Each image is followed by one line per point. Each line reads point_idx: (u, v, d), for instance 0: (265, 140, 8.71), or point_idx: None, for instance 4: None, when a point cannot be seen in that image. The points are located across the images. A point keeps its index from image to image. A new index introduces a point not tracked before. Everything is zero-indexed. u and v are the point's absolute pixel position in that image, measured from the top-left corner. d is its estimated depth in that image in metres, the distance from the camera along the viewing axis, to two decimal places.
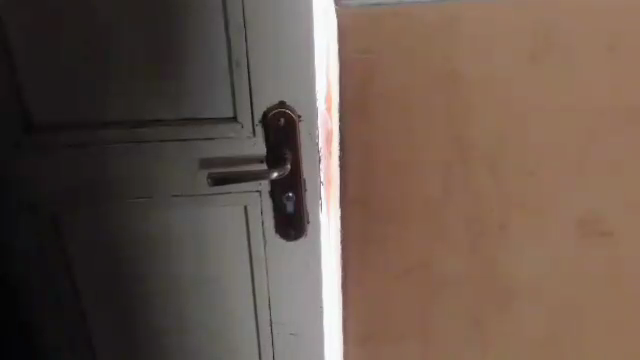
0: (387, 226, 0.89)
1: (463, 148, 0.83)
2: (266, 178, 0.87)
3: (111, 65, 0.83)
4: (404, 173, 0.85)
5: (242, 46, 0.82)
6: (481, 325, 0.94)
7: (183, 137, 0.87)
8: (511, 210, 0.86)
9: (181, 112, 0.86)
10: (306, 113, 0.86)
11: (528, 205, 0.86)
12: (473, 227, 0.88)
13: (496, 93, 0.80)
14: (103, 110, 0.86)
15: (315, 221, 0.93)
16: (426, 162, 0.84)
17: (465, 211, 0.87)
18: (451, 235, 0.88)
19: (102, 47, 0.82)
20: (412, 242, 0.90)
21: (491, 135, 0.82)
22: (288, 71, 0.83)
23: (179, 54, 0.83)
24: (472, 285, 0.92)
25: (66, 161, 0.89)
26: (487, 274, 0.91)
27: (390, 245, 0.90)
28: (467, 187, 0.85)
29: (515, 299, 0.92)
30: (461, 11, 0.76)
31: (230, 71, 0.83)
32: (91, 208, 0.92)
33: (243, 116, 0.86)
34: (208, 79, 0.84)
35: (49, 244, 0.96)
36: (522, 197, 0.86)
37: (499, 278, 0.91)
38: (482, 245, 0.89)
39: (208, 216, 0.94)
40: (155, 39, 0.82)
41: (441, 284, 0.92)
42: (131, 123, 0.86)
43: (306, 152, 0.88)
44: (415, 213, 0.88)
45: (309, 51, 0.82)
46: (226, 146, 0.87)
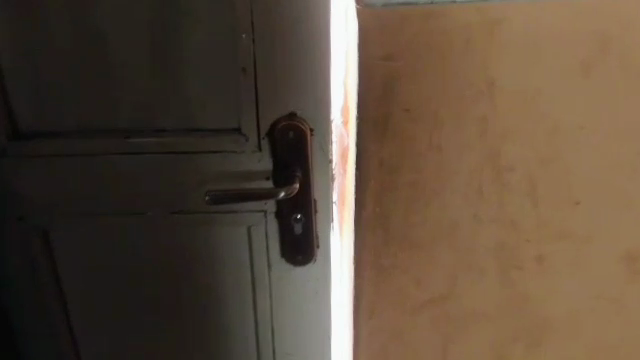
0: (397, 256, 0.88)
1: (488, 161, 0.82)
2: (271, 198, 0.76)
3: (104, 67, 0.74)
4: (412, 193, 0.84)
5: (249, 48, 0.72)
6: (504, 350, 0.94)
7: (182, 148, 0.77)
8: (536, 232, 0.86)
9: (181, 120, 0.76)
10: (322, 126, 0.76)
11: (552, 227, 0.86)
12: (505, 256, 0.88)
13: (528, 111, 0.80)
14: (98, 117, 0.77)
15: (326, 246, 0.84)
16: (451, 188, 0.84)
17: (486, 246, 0.87)
18: (468, 259, 0.88)
19: (94, 47, 0.73)
20: (423, 276, 0.89)
21: (517, 149, 0.82)
22: (303, 78, 0.73)
23: (181, 56, 0.73)
24: (482, 308, 0.91)
25: (52, 174, 0.79)
26: (508, 302, 0.91)
27: (400, 280, 0.90)
28: (502, 211, 0.85)
29: (529, 325, 0.92)
30: (503, 12, 0.76)
31: (235, 76, 0.73)
32: (84, 224, 0.83)
33: (247, 127, 0.76)
34: (211, 85, 0.74)
35: (34, 264, 0.87)
36: (545, 232, 0.86)
37: (523, 305, 0.91)
38: (499, 270, 0.89)
39: (208, 237, 0.84)
40: (152, 42, 0.72)
41: (441, 313, 0.91)
42: (124, 132, 0.77)
43: (317, 169, 0.78)
44: (430, 244, 0.87)
45: (325, 54, 0.72)
46: (230, 161, 0.77)
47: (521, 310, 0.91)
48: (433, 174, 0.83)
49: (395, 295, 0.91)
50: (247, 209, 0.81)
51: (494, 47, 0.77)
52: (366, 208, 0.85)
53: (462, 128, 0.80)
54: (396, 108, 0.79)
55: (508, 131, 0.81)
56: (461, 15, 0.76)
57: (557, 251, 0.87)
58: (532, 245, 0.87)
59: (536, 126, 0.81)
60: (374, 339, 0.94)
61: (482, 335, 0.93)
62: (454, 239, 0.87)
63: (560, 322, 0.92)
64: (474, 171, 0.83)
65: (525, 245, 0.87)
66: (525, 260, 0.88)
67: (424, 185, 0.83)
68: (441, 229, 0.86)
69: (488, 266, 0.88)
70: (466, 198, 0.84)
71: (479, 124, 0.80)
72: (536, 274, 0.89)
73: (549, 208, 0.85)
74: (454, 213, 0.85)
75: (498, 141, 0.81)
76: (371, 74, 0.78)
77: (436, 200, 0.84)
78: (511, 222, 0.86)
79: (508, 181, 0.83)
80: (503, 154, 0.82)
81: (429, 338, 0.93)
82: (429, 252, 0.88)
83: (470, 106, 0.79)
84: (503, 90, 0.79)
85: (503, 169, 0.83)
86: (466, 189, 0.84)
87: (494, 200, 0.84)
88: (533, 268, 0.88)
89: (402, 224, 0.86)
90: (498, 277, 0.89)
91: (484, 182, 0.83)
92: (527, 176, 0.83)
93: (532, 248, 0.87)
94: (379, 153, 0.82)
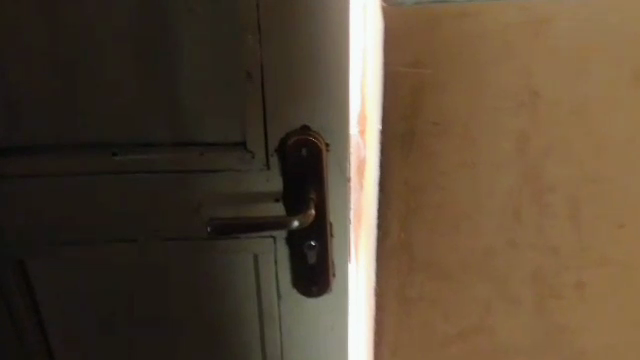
0: (421, 287, 0.78)
1: (526, 180, 0.72)
2: (285, 227, 0.67)
3: (87, 76, 0.65)
4: (440, 216, 0.74)
5: (255, 51, 0.62)
6: None
7: (178, 165, 0.68)
8: (578, 258, 0.76)
9: (177, 134, 0.67)
10: (340, 141, 0.66)
11: (596, 252, 0.76)
12: (542, 286, 0.78)
13: (573, 124, 0.70)
14: (80, 132, 0.67)
15: (343, 276, 0.74)
16: (484, 210, 0.74)
17: (521, 274, 0.78)
18: (501, 289, 0.79)
19: (75, 54, 0.63)
20: (451, 307, 0.79)
21: (562, 167, 0.72)
22: (317, 87, 0.63)
23: (176, 62, 0.64)
24: (515, 344, 0.81)
25: (29, 199, 0.70)
26: (544, 337, 0.80)
27: (425, 312, 0.80)
28: (540, 235, 0.75)
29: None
30: (548, 13, 0.65)
31: (239, 84, 0.64)
32: (67, 255, 0.74)
33: (254, 143, 0.66)
34: (210, 94, 0.65)
35: (9, 300, 0.77)
36: (588, 259, 0.76)
37: (562, 340, 0.80)
38: (535, 301, 0.79)
39: (209, 265, 0.74)
40: (142, 46, 0.63)
41: (469, 348, 0.81)
42: (111, 149, 0.67)
43: (334, 190, 0.69)
44: (458, 273, 0.77)
45: (343, 59, 0.62)
46: (233, 180, 0.68)
47: (560, 346, 0.80)
48: (465, 195, 0.73)
49: (420, 330, 0.81)
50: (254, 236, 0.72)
51: (538, 52, 0.67)
52: (390, 235, 0.75)
53: (499, 143, 0.70)
54: (423, 121, 0.69)
55: (551, 147, 0.71)
56: (502, 15, 0.65)
57: (601, 280, 0.77)
58: (574, 273, 0.77)
59: (583, 141, 0.70)
60: None
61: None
62: (485, 266, 0.77)
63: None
64: (511, 192, 0.73)
65: (566, 273, 0.77)
66: (564, 290, 0.78)
67: (455, 207, 0.73)
68: (471, 256, 0.76)
69: (524, 296, 0.79)
70: (501, 221, 0.75)
71: (518, 139, 0.70)
72: (578, 306, 0.78)
73: (594, 232, 0.75)
74: (487, 238, 0.76)
75: (539, 159, 0.71)
76: (396, 83, 0.68)
77: (468, 224, 0.74)
78: (551, 249, 0.76)
79: (547, 203, 0.74)
80: (545, 173, 0.72)
81: None
82: (457, 281, 0.78)
83: (508, 119, 0.69)
84: (547, 101, 0.69)
85: (543, 191, 0.73)
86: (503, 212, 0.74)
87: (532, 222, 0.75)
88: (574, 299, 0.78)
89: (428, 251, 0.76)
90: (534, 308, 0.79)
91: (523, 204, 0.74)
92: (571, 197, 0.73)
93: (572, 275, 0.77)
94: (404, 173, 0.72)
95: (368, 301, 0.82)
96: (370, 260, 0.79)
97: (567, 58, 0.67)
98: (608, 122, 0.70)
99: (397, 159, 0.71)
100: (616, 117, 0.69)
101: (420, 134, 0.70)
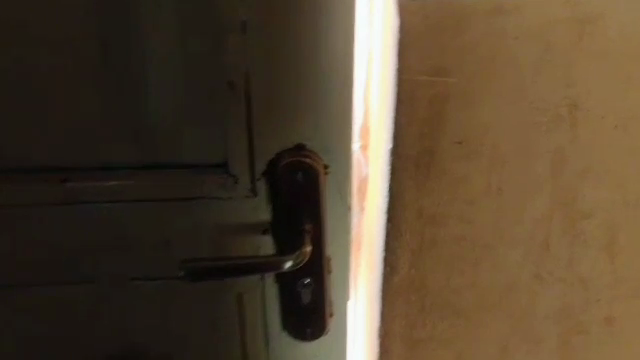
0: (431, 324, 0.67)
1: (557, 206, 0.63)
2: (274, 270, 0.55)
3: (22, 81, 0.51)
4: (456, 246, 0.64)
5: (237, 54, 0.50)
6: None
7: (142, 192, 0.55)
8: (610, 291, 0.66)
9: (139, 154, 0.54)
10: (341, 163, 0.55)
11: (630, 283, 0.66)
12: (567, 321, 0.67)
13: (609, 141, 0.61)
14: (18, 150, 0.54)
15: (342, 318, 0.62)
16: (505, 238, 0.64)
17: (546, 309, 0.67)
18: (521, 326, 0.68)
19: (8, 53, 0.50)
20: (464, 347, 0.68)
21: (595, 189, 0.62)
22: (313, 97, 0.51)
23: (138, 66, 0.51)
24: None
25: None
26: None
27: (435, 353, 0.68)
28: (569, 266, 0.65)
29: None
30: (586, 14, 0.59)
31: (216, 93, 0.51)
32: (10, 292, 0.62)
33: (237, 165, 0.54)
34: (181, 105, 0.52)
35: None
36: (620, 291, 0.66)
37: None
38: (558, 338, 0.68)
39: (186, 304, 0.63)
40: (93, 45, 0.50)
41: None
42: (58, 174, 0.54)
43: (333, 219, 0.57)
44: (474, 308, 0.67)
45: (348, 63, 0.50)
46: (212, 209, 0.57)
47: None
48: (484, 222, 0.63)
49: None
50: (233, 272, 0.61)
51: (574, 57, 0.58)
52: (400, 270, 0.66)
53: (526, 165, 0.62)
54: (444, 141, 0.62)
55: (587, 170, 0.62)
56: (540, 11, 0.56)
57: (633, 312, 0.67)
58: (604, 307, 0.67)
59: (620, 161, 0.61)
60: None
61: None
62: (506, 303, 0.67)
63: None
64: (541, 220, 0.63)
65: (594, 308, 0.67)
66: (592, 325, 0.68)
67: (477, 239, 0.64)
68: (490, 291, 0.66)
69: (547, 333, 0.68)
70: (527, 252, 0.64)
71: (552, 159, 0.61)
72: (605, 342, 0.68)
73: (629, 261, 0.65)
74: (509, 272, 0.65)
75: (570, 181, 0.62)
76: None
77: (488, 255, 0.64)
78: (580, 281, 0.66)
79: (579, 230, 0.64)
80: (576, 196, 0.62)
81: None
82: (473, 320, 0.67)
83: (537, 137, 0.61)
84: (584, 117, 0.61)
85: (575, 216, 0.63)
86: (529, 243, 0.64)
87: (561, 252, 0.64)
88: (601, 334, 0.68)
89: (441, 284, 0.66)
90: (557, 347, 0.69)
91: (553, 234, 0.64)
92: (606, 224, 0.63)
93: (601, 309, 0.67)
94: None
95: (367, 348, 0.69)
96: (372, 300, 0.66)
97: (603, 67, 0.60)
98: None
99: None
100: None
101: None
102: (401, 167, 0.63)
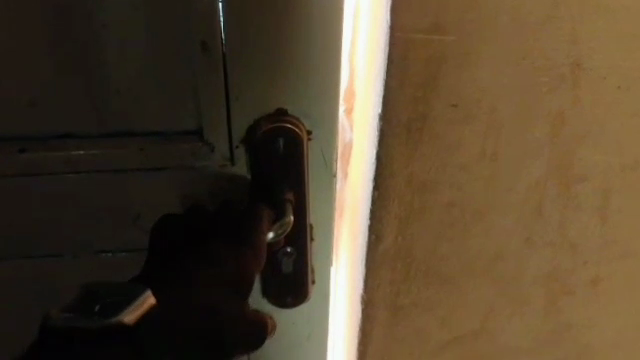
0: (417, 291, 0.65)
1: (555, 172, 0.58)
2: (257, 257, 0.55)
3: None
4: (447, 216, 0.60)
5: (209, 14, 0.46)
6: None
7: (111, 160, 0.53)
8: (597, 253, 0.64)
9: (106, 119, 0.51)
10: (323, 131, 0.53)
11: (618, 244, 0.64)
12: (554, 283, 0.66)
13: (618, 104, 0.55)
14: None
15: (324, 282, 0.63)
16: (498, 205, 0.60)
17: (533, 273, 0.65)
18: (508, 290, 0.66)
19: None
20: (450, 310, 0.67)
21: (596, 154, 0.58)
22: (294, 60, 0.49)
23: (101, 28, 0.47)
24: (518, 342, 0.70)
25: None
26: (550, 333, 0.70)
27: (420, 318, 0.67)
28: (560, 231, 0.62)
29: (576, 356, 0.72)
30: None
31: (188, 56, 0.48)
32: None
33: (212, 134, 0.52)
34: (149, 69, 0.49)
35: None
36: (608, 253, 0.65)
37: (570, 334, 0.70)
38: (544, 299, 0.67)
39: None
40: (53, 5, 0.46)
41: (469, 351, 0.70)
42: (18, 144, 0.52)
43: (315, 187, 0.56)
44: (461, 274, 0.64)
45: (327, 25, 0.48)
46: (188, 177, 0.55)
47: (564, 340, 0.71)
48: (478, 190, 0.58)
49: (413, 339, 0.68)
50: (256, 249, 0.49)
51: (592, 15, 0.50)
52: (385, 238, 0.61)
53: (528, 130, 0.55)
54: (438, 103, 0.53)
55: (588, 133, 0.56)
56: None
57: (620, 272, 0.66)
58: (591, 269, 0.65)
59: (625, 125, 0.56)
60: None
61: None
62: (494, 269, 0.64)
63: (607, 351, 0.72)
64: (536, 185, 0.59)
65: (581, 269, 0.65)
66: (578, 286, 0.66)
67: (467, 204, 0.59)
68: (479, 256, 0.63)
69: (533, 295, 0.67)
70: (519, 217, 0.61)
71: (551, 123, 0.55)
72: (590, 301, 0.68)
73: (620, 222, 0.63)
74: (499, 237, 0.62)
75: (571, 146, 0.57)
76: (407, 56, 0.50)
77: (478, 223, 0.61)
78: (570, 244, 0.63)
79: (574, 195, 0.60)
80: (575, 161, 0.58)
81: None
82: (459, 285, 0.65)
83: (542, 100, 0.54)
84: (592, 78, 0.53)
85: (571, 181, 0.59)
86: (522, 207, 0.60)
87: (554, 217, 0.61)
88: (586, 295, 0.67)
89: (429, 253, 0.62)
90: (541, 309, 0.68)
91: (547, 198, 0.60)
92: (601, 188, 0.60)
93: (588, 271, 0.65)
94: (408, 165, 0.56)
95: (349, 315, 0.69)
96: (354, 268, 0.65)
97: (627, 23, 0.51)
98: None
99: (400, 150, 0.55)
100: None
101: (433, 118, 0.53)
102: (388, 135, 0.54)
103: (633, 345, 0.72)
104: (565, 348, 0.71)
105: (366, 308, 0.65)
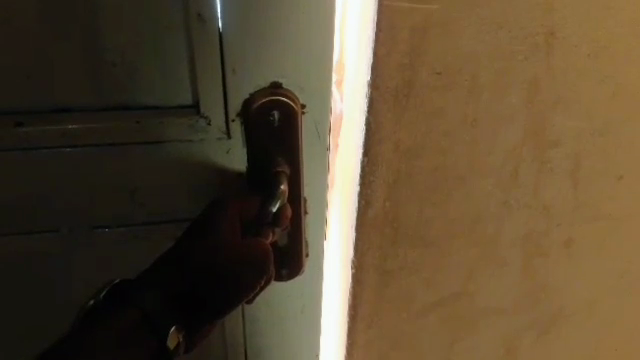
0: (402, 255, 0.68)
1: (531, 137, 0.62)
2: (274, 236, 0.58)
3: None
4: (431, 182, 0.63)
5: None
6: (514, 342, 0.79)
7: (108, 136, 0.54)
8: (570, 215, 0.68)
9: (103, 92, 0.53)
10: (316, 98, 0.55)
11: (589, 207, 0.68)
12: (530, 244, 0.70)
13: (590, 72, 0.59)
14: None
15: (316, 253, 0.65)
16: (478, 169, 0.63)
17: (510, 235, 0.69)
18: (487, 252, 0.69)
19: None
20: (433, 273, 0.70)
21: (568, 120, 0.61)
22: (287, 33, 0.51)
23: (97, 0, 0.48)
24: (496, 302, 0.74)
25: None
26: (526, 293, 0.74)
27: (404, 279, 0.70)
28: (536, 194, 0.66)
29: (550, 314, 0.77)
30: None
31: (186, 28, 0.50)
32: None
33: (207, 108, 0.54)
34: (147, 43, 0.50)
35: None
36: (579, 215, 0.68)
37: (544, 292, 0.74)
38: (520, 260, 0.71)
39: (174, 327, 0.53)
40: None
41: (451, 310, 0.74)
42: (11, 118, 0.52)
43: (309, 158, 0.59)
44: (443, 238, 0.67)
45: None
46: (185, 152, 0.57)
47: (540, 300, 0.75)
48: (459, 155, 0.61)
49: (400, 300, 0.72)
50: (222, 222, 0.55)
51: None
52: (374, 204, 0.63)
53: (506, 96, 0.58)
54: (422, 72, 0.55)
55: (561, 99, 0.60)
56: None
57: (591, 233, 0.70)
58: (564, 230, 0.69)
59: (595, 92, 0.60)
60: (371, 343, 0.76)
61: (489, 332, 0.77)
62: (475, 232, 0.67)
63: (579, 309, 0.77)
64: (513, 151, 0.62)
65: (554, 231, 0.69)
66: (552, 247, 0.70)
67: (450, 170, 0.62)
68: (461, 220, 0.66)
69: (510, 256, 0.70)
70: (498, 182, 0.64)
71: (528, 90, 0.58)
72: (563, 261, 0.72)
73: (591, 185, 0.66)
74: (479, 201, 0.65)
75: (545, 112, 0.60)
76: (395, 25, 0.52)
77: (460, 188, 0.64)
78: (545, 207, 0.67)
79: (549, 159, 0.63)
80: (549, 127, 0.61)
81: (432, 336, 0.76)
82: (441, 248, 0.68)
83: (519, 67, 0.57)
84: (565, 46, 0.56)
85: (545, 146, 0.62)
86: (499, 173, 0.63)
87: (529, 181, 0.65)
88: (560, 255, 0.71)
89: (414, 218, 0.65)
90: (518, 269, 0.72)
91: (523, 162, 0.63)
92: (573, 153, 0.64)
93: (562, 232, 0.69)
94: (395, 131, 0.58)
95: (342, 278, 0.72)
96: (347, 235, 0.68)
97: None
98: (626, 68, 0.59)
99: (388, 117, 0.57)
100: (634, 63, 0.59)
101: (418, 85, 0.56)
102: (377, 103, 0.56)
103: (603, 303, 0.77)
104: (542, 307, 0.76)
105: (357, 271, 0.68)
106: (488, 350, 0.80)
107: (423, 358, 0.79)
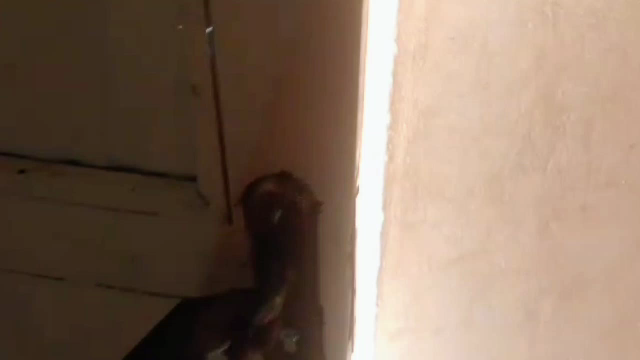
0: (423, 209, 0.75)
1: (542, 101, 0.69)
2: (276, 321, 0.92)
3: None
4: (449, 142, 0.70)
5: None
6: (538, 314, 0.83)
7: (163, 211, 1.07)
8: (585, 179, 0.74)
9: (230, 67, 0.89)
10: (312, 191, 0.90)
11: (603, 173, 0.73)
12: (545, 207, 0.75)
13: (592, 39, 0.66)
14: None
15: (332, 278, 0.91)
16: (493, 131, 0.70)
17: (526, 197, 0.75)
18: (505, 213, 0.76)
19: None
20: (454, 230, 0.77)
21: (574, 85, 0.68)
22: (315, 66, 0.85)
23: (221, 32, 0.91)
24: (516, 264, 0.79)
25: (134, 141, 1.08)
26: (544, 258, 0.79)
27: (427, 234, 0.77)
28: (548, 157, 0.72)
29: (572, 284, 0.80)
30: None
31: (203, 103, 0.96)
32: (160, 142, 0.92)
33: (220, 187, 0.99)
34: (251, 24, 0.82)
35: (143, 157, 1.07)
36: (594, 181, 0.74)
37: (562, 259, 0.79)
38: (537, 222, 0.76)
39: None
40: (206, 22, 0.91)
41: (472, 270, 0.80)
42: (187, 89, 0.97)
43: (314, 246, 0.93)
44: (463, 196, 0.74)
45: None
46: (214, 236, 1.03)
47: (560, 268, 0.79)
48: (475, 117, 0.69)
49: (424, 257, 0.78)
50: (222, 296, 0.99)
51: None
52: (397, 159, 0.71)
53: (515, 62, 0.66)
54: (438, 36, 0.65)
55: (568, 65, 0.67)
56: None
57: (606, 200, 0.75)
58: (578, 195, 0.75)
59: (599, 59, 0.67)
60: (399, 305, 0.82)
61: (511, 301, 0.82)
62: (492, 192, 0.74)
63: (602, 280, 0.80)
64: (526, 112, 0.69)
65: (569, 196, 0.75)
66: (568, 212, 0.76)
67: (467, 131, 0.70)
68: (476, 178, 0.73)
69: (527, 219, 0.76)
70: (513, 144, 0.71)
71: (536, 56, 0.66)
72: (580, 228, 0.77)
73: (603, 151, 0.72)
74: (494, 161, 0.72)
75: (553, 77, 0.67)
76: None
77: (476, 146, 0.71)
78: (558, 171, 0.73)
79: (559, 124, 0.70)
80: (558, 92, 0.68)
81: (457, 300, 0.82)
82: (460, 205, 0.75)
83: (526, 35, 0.65)
84: (566, 15, 0.65)
85: (555, 110, 0.69)
86: (513, 134, 0.70)
87: (543, 143, 0.71)
88: (576, 221, 0.76)
89: (435, 174, 0.72)
90: (536, 232, 0.77)
91: (536, 125, 0.70)
92: (583, 118, 0.70)
93: (576, 197, 0.75)
94: (415, 91, 0.67)
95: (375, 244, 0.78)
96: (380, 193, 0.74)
97: None
98: (626, 37, 0.66)
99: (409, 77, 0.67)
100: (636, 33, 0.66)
101: (434, 50, 0.66)
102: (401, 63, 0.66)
103: (627, 276, 0.80)
104: (563, 276, 0.80)
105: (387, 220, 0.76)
106: (512, 323, 0.83)
107: (444, 326, 0.83)
